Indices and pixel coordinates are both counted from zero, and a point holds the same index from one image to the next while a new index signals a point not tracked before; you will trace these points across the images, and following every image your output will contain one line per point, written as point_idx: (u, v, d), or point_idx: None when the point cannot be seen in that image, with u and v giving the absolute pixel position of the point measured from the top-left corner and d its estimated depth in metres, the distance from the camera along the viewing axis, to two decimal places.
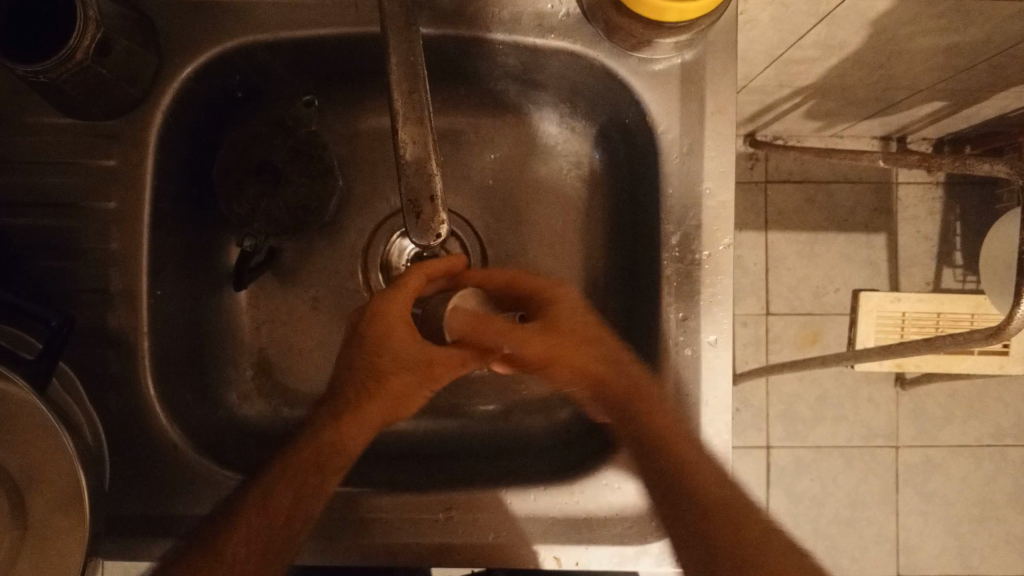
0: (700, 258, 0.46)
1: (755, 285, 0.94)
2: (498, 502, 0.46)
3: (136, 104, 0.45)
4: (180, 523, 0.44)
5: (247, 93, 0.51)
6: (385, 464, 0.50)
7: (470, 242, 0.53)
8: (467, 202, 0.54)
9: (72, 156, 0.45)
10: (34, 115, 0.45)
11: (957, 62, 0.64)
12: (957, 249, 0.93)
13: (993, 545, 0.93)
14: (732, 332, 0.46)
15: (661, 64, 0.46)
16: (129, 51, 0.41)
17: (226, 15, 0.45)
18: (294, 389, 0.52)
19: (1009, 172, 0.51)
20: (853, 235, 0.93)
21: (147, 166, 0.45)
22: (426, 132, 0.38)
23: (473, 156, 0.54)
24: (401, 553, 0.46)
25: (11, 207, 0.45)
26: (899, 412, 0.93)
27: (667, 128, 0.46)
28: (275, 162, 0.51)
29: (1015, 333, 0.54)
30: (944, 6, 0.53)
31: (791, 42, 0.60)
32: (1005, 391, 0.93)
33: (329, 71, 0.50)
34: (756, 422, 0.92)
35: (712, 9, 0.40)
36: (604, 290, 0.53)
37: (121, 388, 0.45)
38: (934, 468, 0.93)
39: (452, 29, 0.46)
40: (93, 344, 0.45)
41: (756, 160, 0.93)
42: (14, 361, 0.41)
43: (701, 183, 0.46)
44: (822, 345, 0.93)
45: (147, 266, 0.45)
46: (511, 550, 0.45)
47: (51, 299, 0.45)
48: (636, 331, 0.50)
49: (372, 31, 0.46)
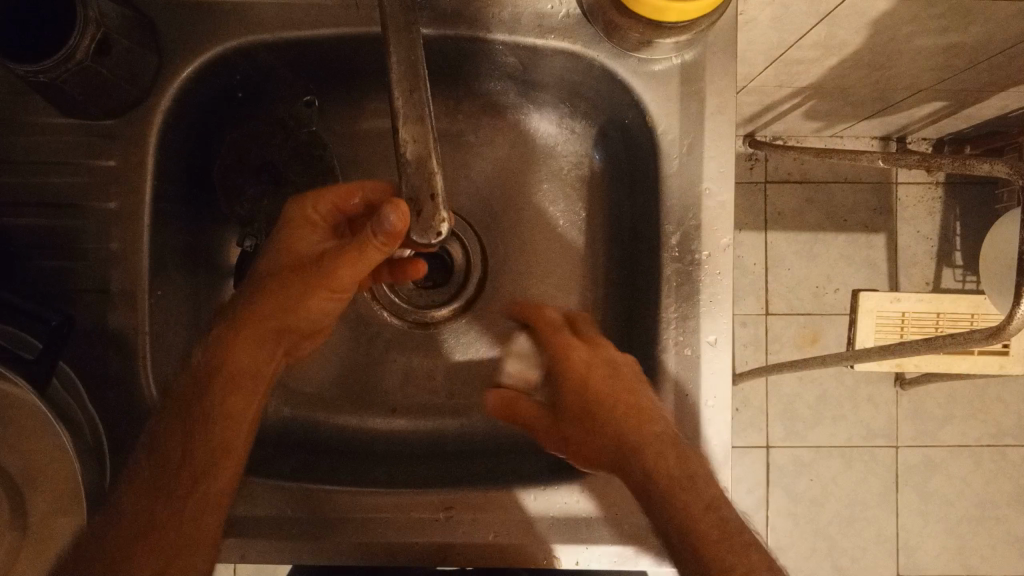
0: (700, 258, 0.46)
1: (756, 285, 0.94)
2: (495, 502, 0.46)
3: (137, 104, 0.45)
4: None
5: (247, 93, 0.50)
6: (387, 463, 0.51)
7: (470, 240, 0.53)
8: (467, 203, 0.54)
9: (72, 157, 0.45)
10: (33, 114, 0.45)
11: (956, 62, 0.64)
12: (957, 248, 0.93)
13: (993, 545, 0.93)
14: (731, 332, 0.46)
15: (661, 64, 0.46)
16: (130, 51, 0.42)
17: (226, 16, 0.45)
18: (294, 388, 0.52)
19: (1009, 171, 0.51)
20: (854, 235, 0.93)
21: (147, 167, 0.45)
22: (426, 131, 0.38)
23: (474, 157, 0.54)
24: (402, 553, 0.45)
25: (12, 207, 0.45)
26: (899, 412, 0.93)
27: (667, 128, 0.46)
28: (276, 163, 0.51)
29: (1015, 333, 0.53)
30: (944, 7, 0.53)
31: (790, 43, 0.60)
32: (1005, 390, 0.93)
33: (329, 71, 0.51)
34: (757, 422, 0.92)
35: (712, 9, 0.40)
36: (607, 291, 0.53)
37: (122, 388, 0.45)
38: (933, 468, 0.93)
39: (452, 29, 0.46)
40: (94, 344, 0.45)
41: (756, 160, 0.93)
42: (15, 361, 0.42)
43: (700, 183, 0.46)
44: (822, 345, 0.93)
45: (147, 267, 0.45)
46: (511, 549, 0.45)
47: (51, 299, 0.46)
48: (636, 340, 0.50)
49: (372, 31, 0.46)
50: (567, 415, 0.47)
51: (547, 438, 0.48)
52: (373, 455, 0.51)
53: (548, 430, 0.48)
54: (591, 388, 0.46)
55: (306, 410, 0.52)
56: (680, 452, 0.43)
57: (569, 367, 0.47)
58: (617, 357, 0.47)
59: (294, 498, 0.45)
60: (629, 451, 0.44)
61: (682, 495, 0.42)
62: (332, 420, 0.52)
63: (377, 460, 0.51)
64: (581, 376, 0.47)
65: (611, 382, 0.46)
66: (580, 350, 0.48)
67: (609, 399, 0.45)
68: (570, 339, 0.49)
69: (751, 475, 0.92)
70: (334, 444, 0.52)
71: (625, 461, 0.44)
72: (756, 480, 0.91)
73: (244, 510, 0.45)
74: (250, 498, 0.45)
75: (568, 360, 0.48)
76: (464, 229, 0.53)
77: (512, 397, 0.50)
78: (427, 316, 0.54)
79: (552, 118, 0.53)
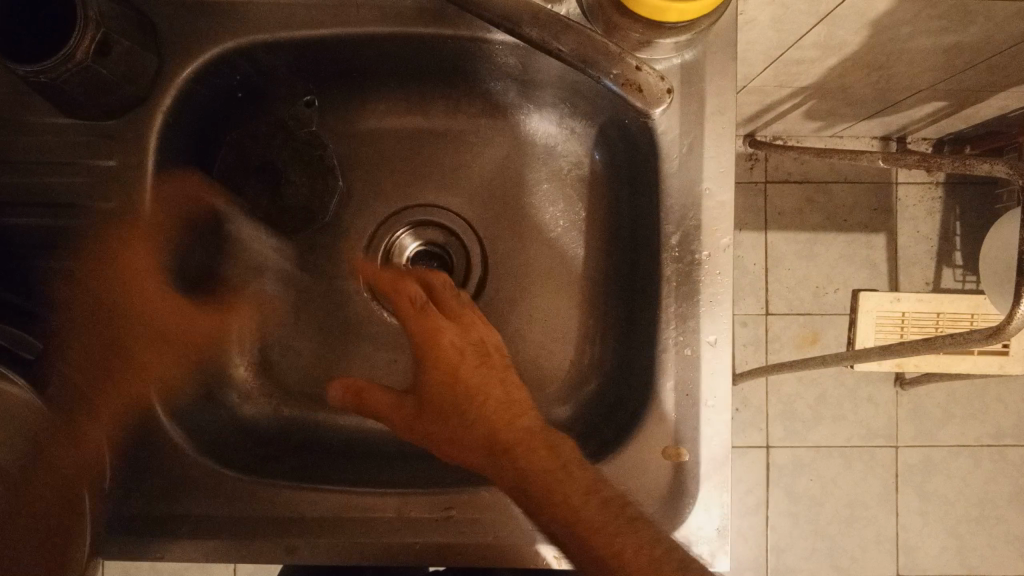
0: (700, 258, 0.46)
1: (755, 285, 0.94)
2: (478, 501, 0.46)
3: (137, 105, 0.45)
4: (180, 525, 0.44)
5: (247, 93, 0.51)
6: (387, 463, 0.51)
7: (470, 241, 0.54)
8: (466, 201, 0.55)
9: (71, 157, 0.45)
10: (33, 115, 0.45)
11: (956, 62, 0.64)
12: (957, 248, 0.93)
13: (993, 546, 0.93)
14: (732, 332, 0.46)
15: (661, 65, 0.46)
16: (129, 51, 0.41)
17: (226, 15, 0.45)
18: (296, 388, 0.53)
19: (1009, 172, 0.50)
20: (853, 235, 0.93)
21: (146, 167, 0.45)
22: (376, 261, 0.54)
23: (473, 156, 0.55)
24: (401, 554, 0.45)
25: (10, 207, 0.45)
26: (898, 412, 0.93)
27: (667, 127, 0.46)
28: (275, 161, 0.52)
29: (1015, 333, 0.53)
30: (944, 6, 0.53)
31: (791, 42, 0.60)
32: (1005, 391, 0.93)
33: (327, 71, 0.51)
34: (757, 422, 0.93)
35: (711, 9, 0.40)
36: (605, 291, 0.53)
37: (122, 390, 0.45)
38: (934, 468, 0.93)
39: (452, 30, 0.46)
40: (93, 345, 0.45)
41: (756, 160, 0.93)
42: (14, 360, 0.41)
43: (701, 183, 0.46)
44: (821, 345, 0.93)
45: None
46: (512, 547, 0.45)
47: (52, 300, 0.46)
48: (636, 350, 0.49)
49: (371, 31, 0.46)
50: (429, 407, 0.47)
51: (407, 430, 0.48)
52: (374, 454, 0.52)
53: (405, 422, 0.48)
54: (460, 381, 0.47)
55: (305, 410, 0.53)
56: (548, 443, 0.45)
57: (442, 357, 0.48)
58: (485, 340, 0.49)
59: (293, 498, 0.45)
60: (500, 454, 0.45)
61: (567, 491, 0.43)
62: (331, 421, 0.53)
63: (376, 461, 0.51)
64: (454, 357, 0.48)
65: (483, 372, 0.48)
66: (450, 335, 0.48)
67: (475, 392, 0.47)
68: (437, 320, 0.49)
69: (751, 474, 0.92)
70: (334, 444, 0.52)
71: (497, 460, 0.45)
72: (755, 480, 0.92)
73: (245, 509, 0.45)
74: (252, 498, 0.45)
75: (436, 346, 0.48)
76: (464, 229, 0.54)
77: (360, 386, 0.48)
78: None
79: (547, 118, 0.53)
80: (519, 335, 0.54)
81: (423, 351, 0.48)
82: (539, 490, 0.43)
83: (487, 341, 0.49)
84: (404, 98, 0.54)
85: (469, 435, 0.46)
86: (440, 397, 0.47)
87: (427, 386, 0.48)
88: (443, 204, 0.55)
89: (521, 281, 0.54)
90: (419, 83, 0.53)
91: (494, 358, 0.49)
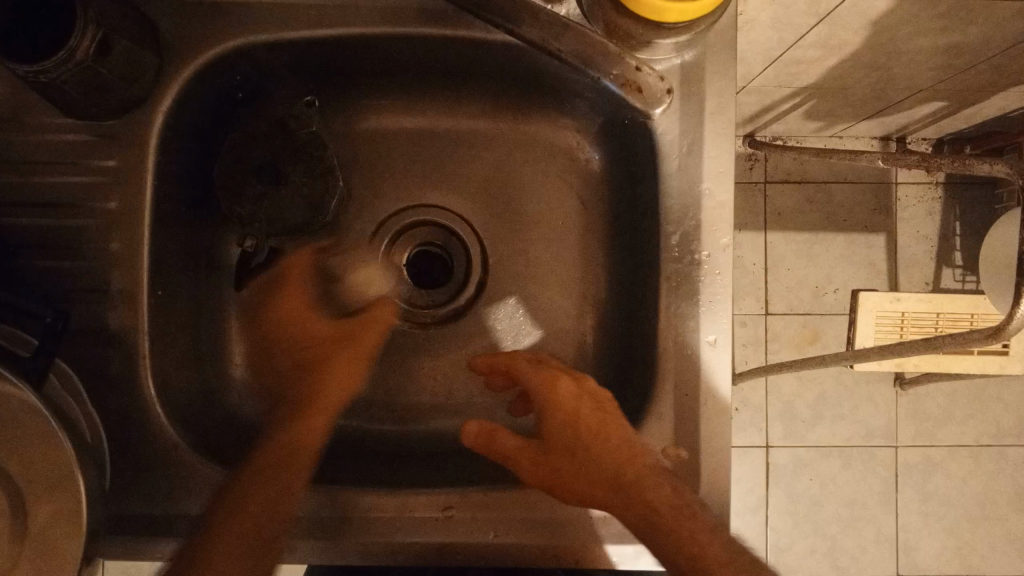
0: (700, 258, 0.46)
1: (755, 285, 0.94)
2: (521, 498, 0.45)
3: (136, 105, 0.45)
4: (180, 523, 0.44)
5: (248, 93, 0.51)
6: (389, 462, 0.51)
7: (470, 241, 0.55)
8: (467, 202, 0.55)
9: (73, 157, 0.45)
10: (33, 115, 0.45)
11: (955, 61, 0.64)
12: (957, 248, 0.93)
13: (993, 545, 0.94)
14: (732, 331, 0.46)
15: (661, 65, 0.46)
16: (129, 51, 0.41)
17: (226, 15, 0.45)
18: None
19: (1009, 171, 0.50)
20: (853, 235, 0.93)
21: (146, 168, 0.45)
22: (384, 263, 0.55)
23: (474, 157, 0.55)
24: (401, 553, 0.45)
25: (11, 207, 0.45)
26: (898, 412, 0.93)
27: (667, 128, 0.46)
28: (277, 162, 0.51)
29: (1015, 333, 0.53)
30: (943, 7, 0.53)
31: (790, 42, 0.60)
32: (1005, 391, 0.93)
33: (328, 71, 0.51)
34: (757, 421, 0.93)
35: (711, 9, 0.40)
36: (604, 290, 0.53)
37: (122, 388, 0.45)
38: (934, 468, 0.93)
39: (453, 30, 0.46)
40: (94, 344, 0.45)
41: (756, 160, 0.93)
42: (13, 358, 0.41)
43: (700, 183, 0.46)
44: (821, 345, 0.93)
45: (147, 266, 0.46)
46: (512, 546, 0.45)
47: (52, 299, 0.46)
48: (636, 350, 0.49)
49: (373, 31, 0.46)
50: (557, 449, 0.46)
51: (531, 473, 0.45)
52: (375, 454, 0.52)
53: (532, 464, 0.45)
54: (581, 427, 0.45)
55: None
56: (672, 482, 0.43)
57: (559, 403, 0.47)
58: (598, 392, 0.47)
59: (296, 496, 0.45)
60: (627, 489, 0.43)
61: (684, 525, 0.41)
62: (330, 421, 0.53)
63: (375, 459, 0.51)
64: (567, 406, 0.46)
65: (601, 418, 0.45)
66: (568, 383, 0.47)
67: (600, 433, 0.45)
68: (554, 371, 0.48)
69: (751, 474, 0.92)
70: (335, 444, 0.52)
71: (625, 495, 0.43)
72: (754, 480, 0.92)
73: None
74: None
75: (553, 394, 0.47)
76: (464, 229, 0.55)
77: (493, 427, 0.47)
78: (423, 314, 0.55)
79: (547, 118, 0.54)
80: (518, 332, 0.54)
81: (546, 403, 0.47)
82: (659, 533, 0.42)
83: (600, 391, 0.47)
84: (404, 98, 0.54)
85: (599, 472, 0.44)
86: (564, 439, 0.46)
87: (551, 428, 0.47)
88: (441, 205, 0.55)
89: (523, 280, 0.54)
90: (420, 84, 0.53)
91: (610, 408, 0.46)
